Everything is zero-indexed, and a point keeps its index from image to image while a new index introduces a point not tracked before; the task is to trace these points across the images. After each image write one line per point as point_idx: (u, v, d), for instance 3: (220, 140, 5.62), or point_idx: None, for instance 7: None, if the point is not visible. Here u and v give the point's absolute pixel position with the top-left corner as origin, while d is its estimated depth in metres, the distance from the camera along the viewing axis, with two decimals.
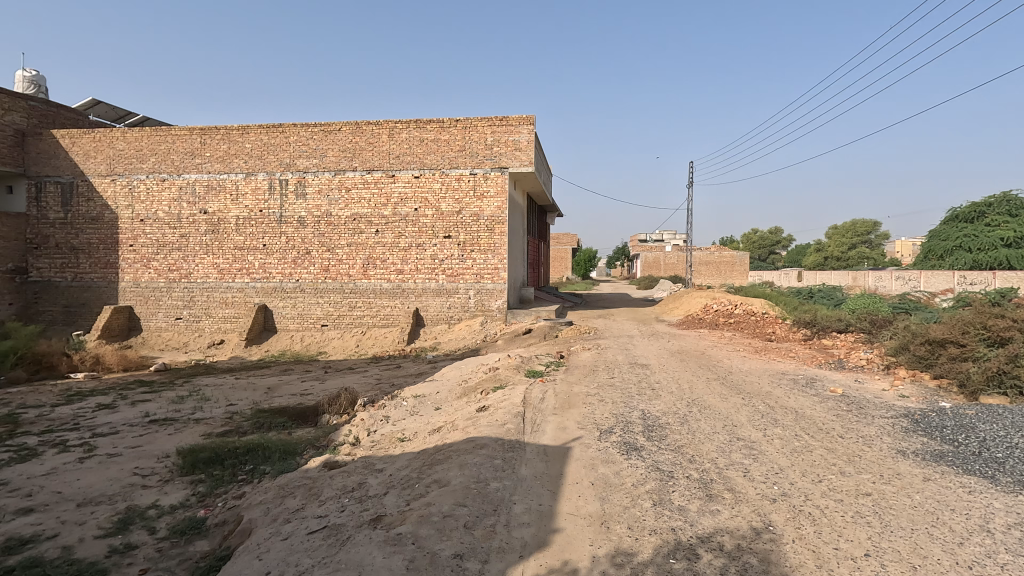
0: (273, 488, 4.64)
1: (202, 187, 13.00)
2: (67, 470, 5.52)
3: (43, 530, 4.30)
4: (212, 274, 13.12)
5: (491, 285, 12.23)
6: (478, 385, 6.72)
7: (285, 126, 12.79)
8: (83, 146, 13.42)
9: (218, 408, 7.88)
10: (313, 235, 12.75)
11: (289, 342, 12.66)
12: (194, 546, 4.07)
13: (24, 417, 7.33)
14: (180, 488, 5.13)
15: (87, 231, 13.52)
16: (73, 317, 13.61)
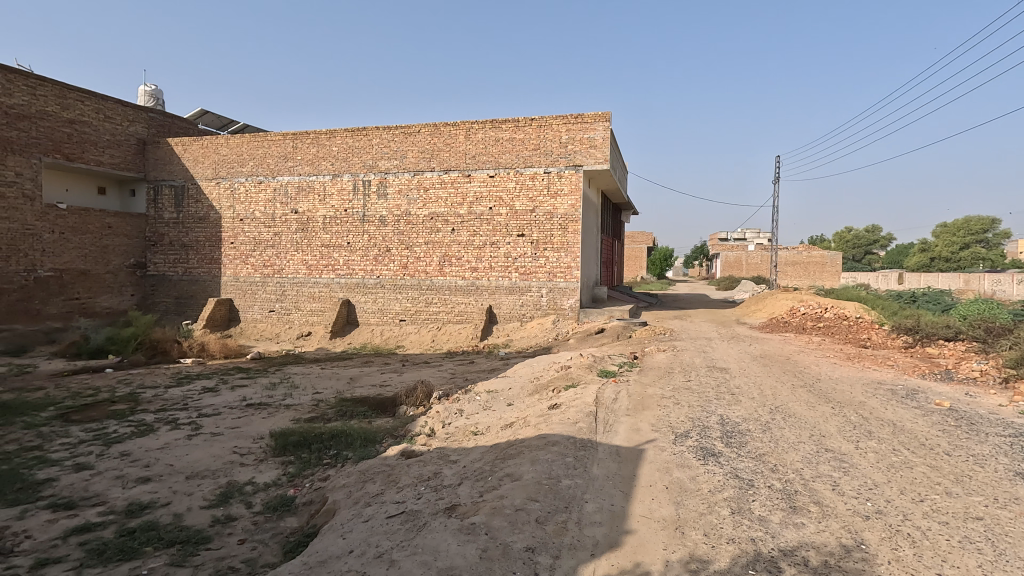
0: (355, 472, 4.91)
1: (294, 189, 13.91)
2: (177, 445, 6.12)
3: (159, 498, 4.81)
4: (302, 270, 14.01)
5: (564, 284, 12.20)
6: (550, 383, 6.73)
7: (369, 130, 13.42)
8: (193, 152, 14.75)
9: (306, 395, 8.42)
10: (393, 234, 13.30)
11: (370, 336, 13.27)
12: (285, 522, 4.39)
13: (143, 396, 8.20)
14: (272, 468, 5.55)
15: (195, 230, 14.85)
16: (183, 308, 15.02)
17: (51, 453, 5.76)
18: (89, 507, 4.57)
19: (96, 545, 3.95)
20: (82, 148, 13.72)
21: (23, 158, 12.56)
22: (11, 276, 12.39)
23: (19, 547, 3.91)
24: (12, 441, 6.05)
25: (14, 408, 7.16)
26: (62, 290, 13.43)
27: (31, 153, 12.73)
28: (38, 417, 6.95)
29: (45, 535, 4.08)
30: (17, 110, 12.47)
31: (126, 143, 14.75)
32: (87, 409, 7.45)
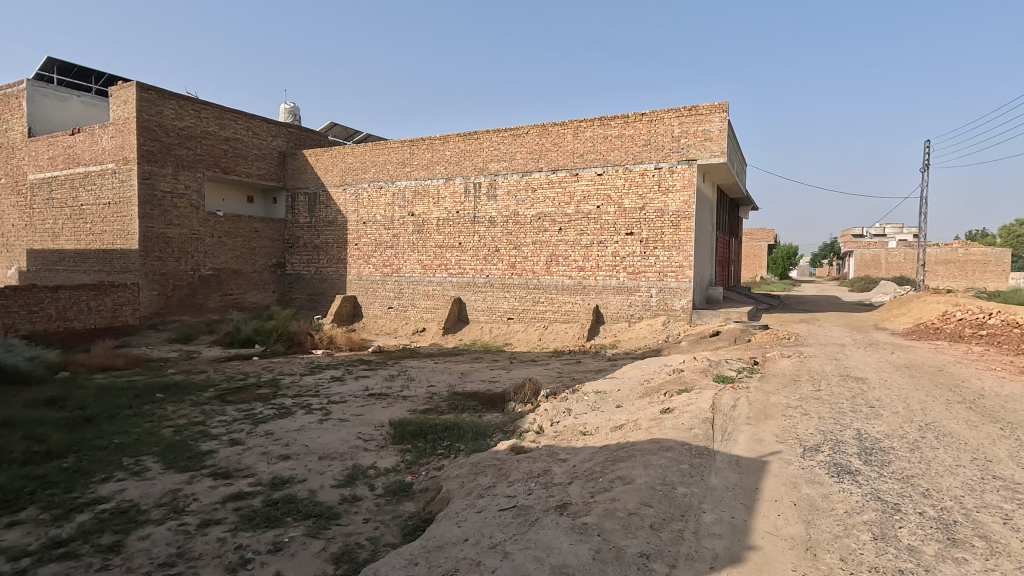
0: (467, 464, 5.10)
1: (411, 193, 14.74)
2: (311, 428, 6.76)
3: (297, 474, 5.34)
4: (417, 269, 14.82)
5: (675, 284, 11.73)
6: (662, 386, 6.52)
7: (480, 134, 13.85)
8: (324, 161, 16.17)
9: (421, 387, 8.92)
10: (502, 234, 13.62)
11: (479, 333, 13.71)
12: (404, 506, 4.68)
13: (283, 382, 9.16)
14: (392, 454, 5.94)
15: (325, 232, 16.28)
16: (315, 304, 16.54)
17: (211, 428, 6.63)
18: (241, 477, 5.20)
19: (247, 511, 4.48)
20: (235, 162, 15.60)
21: (190, 172, 14.56)
22: (181, 274, 14.43)
23: (189, 507, 4.54)
24: (182, 416, 7.05)
25: (184, 388, 8.33)
26: (219, 287, 15.39)
27: (196, 168, 14.72)
28: (202, 396, 8.03)
29: (208, 499, 4.70)
30: (186, 131, 14.47)
31: (269, 156, 16.54)
32: (238, 391, 8.47)
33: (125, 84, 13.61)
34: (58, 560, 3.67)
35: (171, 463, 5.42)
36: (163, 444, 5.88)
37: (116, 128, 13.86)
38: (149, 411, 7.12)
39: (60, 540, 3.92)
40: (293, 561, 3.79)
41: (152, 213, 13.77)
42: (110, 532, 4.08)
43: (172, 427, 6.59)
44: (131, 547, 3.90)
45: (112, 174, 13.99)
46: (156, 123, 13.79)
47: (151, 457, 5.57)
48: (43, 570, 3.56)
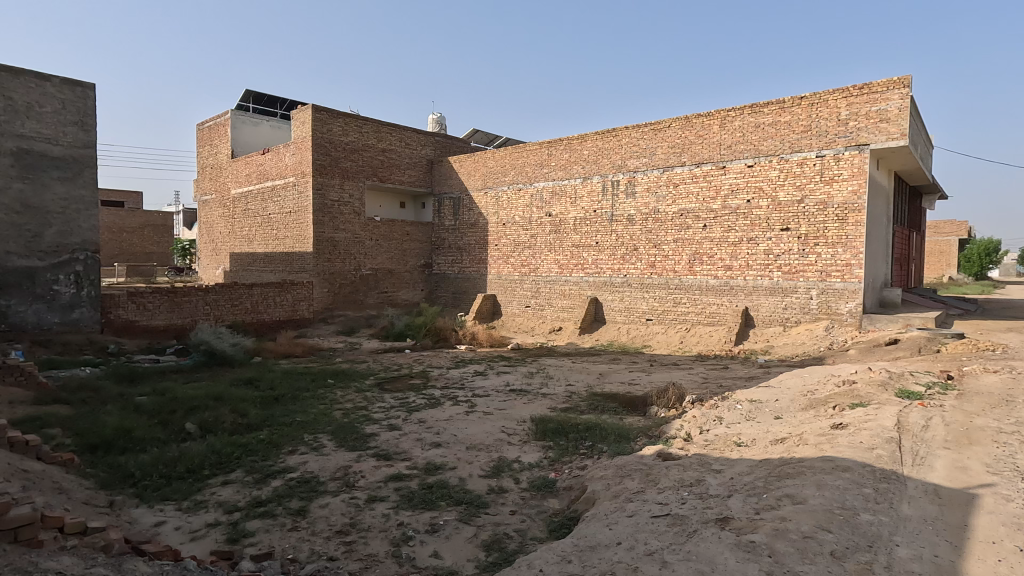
0: (612, 466, 5.02)
1: (549, 193, 14.95)
2: (459, 419, 7.15)
3: (448, 462, 5.67)
4: (554, 269, 14.98)
5: (841, 285, 10.46)
6: (829, 399, 5.84)
7: (618, 131, 13.61)
8: (467, 166, 17.01)
9: (560, 386, 9.00)
10: (641, 232, 13.24)
11: (616, 333, 13.44)
12: (548, 502, 4.75)
13: (432, 374, 9.82)
14: (535, 450, 6.05)
15: (468, 234, 17.14)
16: (458, 302, 17.50)
17: (373, 413, 7.31)
18: (400, 460, 5.66)
19: (407, 492, 4.86)
20: (391, 171, 17.06)
21: (353, 182, 16.25)
22: (345, 274, 16.15)
23: (358, 483, 5.05)
24: (349, 400, 7.87)
25: (350, 376, 9.31)
26: (376, 285, 16.94)
27: (358, 179, 16.37)
28: (364, 384, 8.91)
29: (373, 477, 5.19)
30: (351, 146, 16.16)
31: (419, 164, 17.84)
32: (394, 380, 9.26)
33: (303, 107, 15.57)
34: (261, 517, 4.31)
35: (342, 442, 6.07)
36: (335, 425, 6.62)
37: (296, 147, 15.92)
38: (323, 394, 8.05)
39: (261, 500, 4.60)
40: (448, 544, 4.02)
41: (323, 219, 15.63)
42: (297, 498, 4.68)
43: (341, 409, 7.40)
44: (314, 513, 4.43)
45: (293, 187, 16.11)
46: (327, 140, 15.58)
47: (326, 436, 6.29)
48: (250, 524, 4.19)
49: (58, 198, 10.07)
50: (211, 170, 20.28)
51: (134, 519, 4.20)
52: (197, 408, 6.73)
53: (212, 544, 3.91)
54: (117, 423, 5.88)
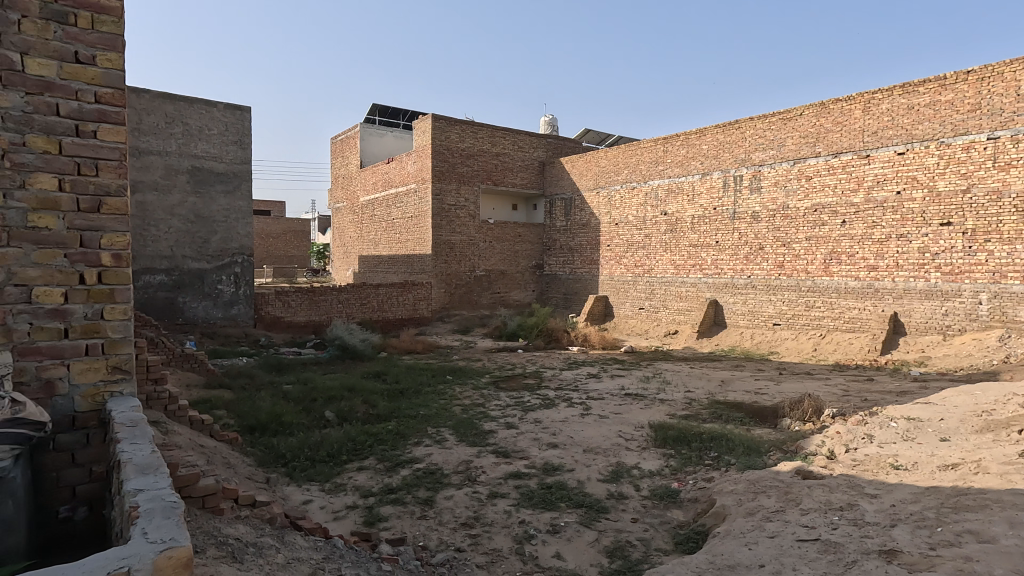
0: (743, 480, 4.68)
1: (664, 191, 14.41)
2: (574, 421, 7.05)
3: (565, 463, 5.60)
4: (670, 270, 14.40)
5: (1021, 288, 8.92)
6: (1012, 423, 4.99)
7: (742, 122, 12.78)
8: (579, 167, 16.90)
9: (679, 392, 8.61)
10: (768, 230, 12.30)
11: (739, 338, 12.57)
12: (672, 514, 4.54)
13: (545, 374, 9.86)
14: (655, 457, 5.79)
15: (580, 235, 17.03)
16: (569, 303, 17.45)
17: (490, 410, 7.48)
18: (518, 458, 5.72)
19: (527, 491, 4.90)
20: (504, 174, 17.46)
21: (469, 187, 16.86)
22: (460, 275, 16.78)
23: (479, 478, 5.19)
24: (467, 397, 8.13)
25: (467, 373, 9.64)
26: (489, 286, 17.42)
27: (473, 183, 16.96)
28: (481, 381, 9.17)
29: (493, 473, 5.30)
30: (466, 151, 16.78)
31: (531, 166, 18.06)
32: (509, 379, 9.43)
33: (423, 117, 16.46)
34: (393, 503, 4.58)
35: (463, 437, 6.28)
36: (455, 420, 6.86)
37: (417, 155, 16.87)
38: (443, 390, 8.41)
39: (392, 487, 4.89)
40: (570, 546, 3.98)
41: (441, 223, 16.42)
42: (424, 488, 4.91)
43: (460, 405, 7.66)
44: (440, 504, 4.62)
45: (414, 193, 17.09)
46: (445, 147, 16.33)
47: (448, 430, 6.54)
48: (383, 510, 4.46)
49: (222, 209, 11.56)
50: (342, 179, 22.14)
51: (286, 495, 4.65)
52: (334, 398, 7.36)
53: (351, 525, 4.21)
54: (270, 409, 6.60)
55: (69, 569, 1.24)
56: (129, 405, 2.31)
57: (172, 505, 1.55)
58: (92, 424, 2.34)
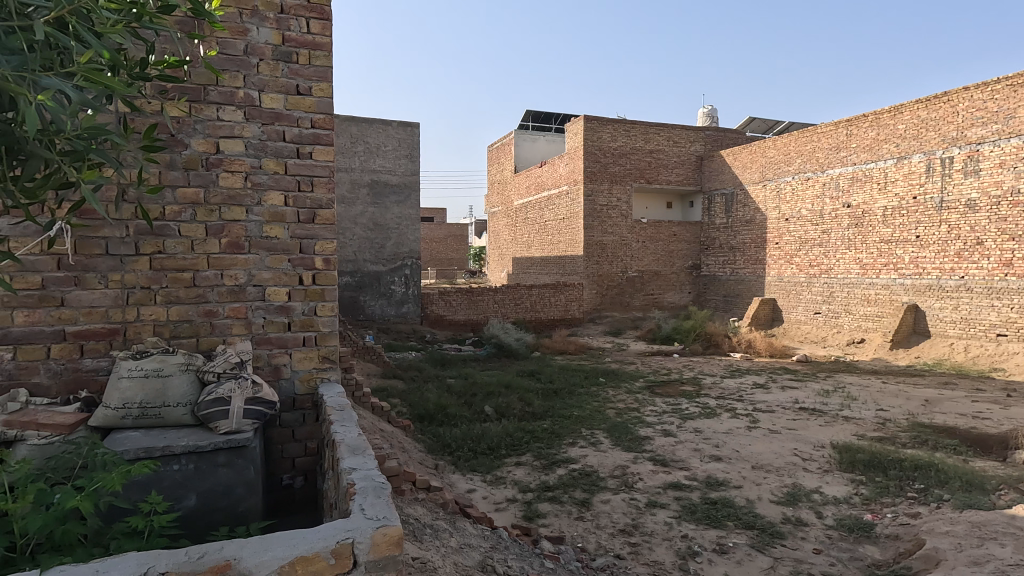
0: (963, 522, 3.87)
1: (847, 180, 12.70)
2: (740, 434, 6.42)
3: (731, 479, 5.07)
4: (854, 270, 12.64)
5: None
6: None
7: (952, 94, 10.75)
8: (743, 159, 15.61)
9: (868, 410, 7.46)
10: (990, 221, 10.15)
11: (948, 351, 10.50)
12: (865, 549, 3.85)
13: (705, 381, 9.24)
14: (841, 483, 5.01)
15: (743, 232, 15.75)
16: (730, 306, 16.22)
17: (645, 416, 7.17)
18: (678, 468, 5.32)
19: (688, 503, 4.51)
20: (658, 171, 16.84)
21: (621, 186, 16.57)
22: (613, 275, 16.63)
23: (637, 484, 4.91)
24: (621, 401, 7.92)
25: (620, 376, 9.44)
26: (642, 287, 16.94)
27: (626, 182, 16.63)
28: (635, 385, 8.90)
29: (652, 482, 4.98)
30: (619, 150, 16.49)
31: (688, 161, 17.16)
32: (665, 385, 9.01)
33: (575, 119, 16.56)
34: (550, 501, 4.57)
35: (618, 441, 6.07)
36: (609, 423, 6.70)
37: (569, 157, 17.03)
38: (596, 392, 8.32)
39: (549, 485, 4.89)
40: (741, 571, 3.60)
41: (593, 224, 16.40)
42: (580, 490, 4.80)
43: (614, 409, 7.49)
44: (597, 507, 4.47)
45: (566, 195, 17.29)
46: (597, 147, 16.24)
47: (603, 433, 6.39)
48: (541, 506, 4.47)
49: (396, 217, 12.86)
50: (498, 185, 23.20)
51: (453, 483, 4.95)
52: (493, 394, 7.69)
53: (512, 517, 4.30)
54: (437, 400, 7.13)
55: (306, 533, 1.44)
56: (336, 391, 2.63)
57: (380, 486, 1.71)
58: (308, 406, 2.71)
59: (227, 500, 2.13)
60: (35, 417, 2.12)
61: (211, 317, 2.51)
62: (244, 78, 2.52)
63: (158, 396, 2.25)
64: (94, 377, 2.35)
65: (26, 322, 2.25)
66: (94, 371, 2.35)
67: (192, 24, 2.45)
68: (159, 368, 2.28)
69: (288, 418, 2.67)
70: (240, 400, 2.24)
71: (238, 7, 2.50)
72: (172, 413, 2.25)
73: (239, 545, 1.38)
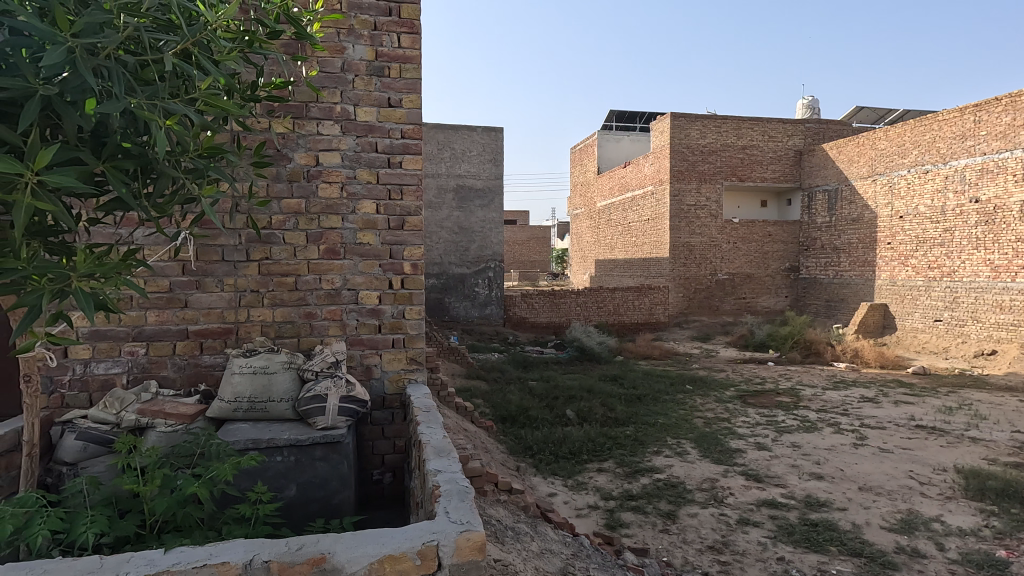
0: None
1: (975, 172, 11.31)
2: (844, 451, 5.90)
3: (834, 500, 4.67)
4: (983, 272, 11.23)
5: None
6: None
7: None
8: (848, 152, 14.38)
9: (1002, 432, 6.57)
10: None
11: None
12: None
13: (804, 393, 8.59)
14: (968, 512, 4.45)
15: (849, 232, 14.50)
16: (833, 311, 14.98)
17: (737, 427, 6.79)
18: (773, 485, 4.98)
19: (784, 523, 4.20)
20: (751, 168, 15.93)
21: (711, 185, 15.85)
22: (701, 278, 15.96)
23: (727, 500, 4.65)
24: (710, 410, 7.55)
25: (709, 384, 9.01)
26: (733, 291, 16.09)
27: (716, 180, 15.88)
28: (725, 394, 8.45)
29: (744, 498, 4.70)
30: (708, 147, 15.79)
31: (785, 156, 16.08)
32: (759, 395, 8.47)
33: (661, 118, 16.07)
34: (633, 511, 4.44)
35: (707, 453, 5.79)
36: (697, 433, 6.41)
37: (654, 157, 16.56)
38: (682, 400, 8.00)
39: (631, 494, 4.75)
40: None
41: (679, 224, 15.84)
42: (665, 501, 4.62)
43: (702, 418, 7.15)
44: (683, 520, 4.28)
45: (651, 195, 16.82)
46: (684, 145, 15.67)
47: (689, 443, 6.13)
48: (624, 515, 4.35)
49: (479, 220, 13.16)
50: (581, 187, 23.03)
51: (534, 485, 4.96)
52: (575, 398, 7.62)
53: (594, 525, 4.22)
54: (518, 403, 7.18)
55: (394, 534, 1.49)
56: (423, 392, 2.72)
57: (464, 490, 1.74)
58: (397, 405, 2.82)
59: (323, 492, 2.27)
60: (162, 407, 2.37)
61: (310, 318, 2.68)
62: (341, 93, 2.68)
63: (264, 391, 2.43)
64: (211, 371, 2.59)
65: (156, 321, 2.52)
66: (212, 367, 2.59)
67: (297, 46, 2.64)
68: (265, 365, 2.47)
69: (379, 416, 2.80)
70: (335, 398, 2.38)
71: (336, 27, 2.66)
72: (276, 407, 2.44)
73: (333, 540, 1.46)
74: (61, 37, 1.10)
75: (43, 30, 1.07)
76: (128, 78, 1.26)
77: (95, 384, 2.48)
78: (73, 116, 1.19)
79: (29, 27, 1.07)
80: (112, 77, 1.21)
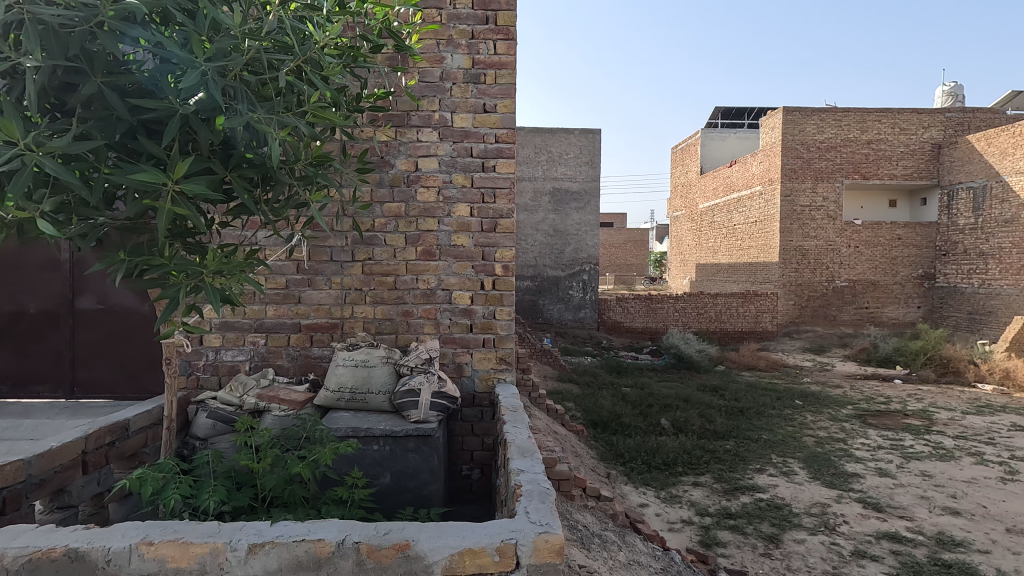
0: None
1: None
2: (987, 485, 5.14)
3: (974, 540, 4.10)
4: None
5: None
6: None
7: None
8: (1001, 144, 12.42)
9: None
10: None
11: None
12: None
13: (938, 416, 7.60)
14: None
15: (1001, 235, 12.61)
16: (978, 325, 13.15)
17: (854, 450, 6.15)
18: (897, 516, 4.46)
19: (909, 560, 3.75)
20: (878, 164, 14.42)
21: (829, 184, 14.56)
22: (815, 284, 14.76)
23: (840, 527, 4.24)
24: (822, 429, 6.91)
25: (822, 400, 8.27)
26: (854, 299, 14.70)
27: (836, 178, 14.52)
28: (842, 412, 7.70)
29: (860, 528, 4.25)
30: (827, 143, 14.49)
31: (920, 150, 14.36)
32: (881, 415, 7.62)
33: (773, 113, 15.04)
34: (731, 530, 4.17)
35: (817, 475, 5.31)
36: (807, 453, 5.89)
37: (763, 154, 15.55)
38: (790, 416, 7.39)
39: (730, 512, 4.46)
40: None
41: (791, 227, 14.75)
42: (768, 523, 4.30)
43: (813, 437, 6.57)
44: (788, 545, 3.95)
45: (759, 196, 15.78)
46: (798, 141, 14.54)
47: (798, 462, 5.66)
48: (721, 534, 4.11)
49: (575, 223, 13.17)
50: (682, 188, 22.18)
51: (624, 494, 4.83)
52: (670, 407, 7.33)
53: (687, 541, 4.02)
54: (610, 409, 7.05)
55: (475, 528, 1.53)
56: (511, 392, 2.76)
57: (545, 492, 1.74)
58: (486, 404, 2.89)
59: (414, 482, 2.38)
60: (277, 393, 2.62)
61: (407, 317, 2.82)
62: (439, 101, 2.80)
63: (364, 383, 2.60)
64: (319, 363, 2.81)
65: (274, 315, 2.79)
66: (320, 358, 2.81)
67: (399, 58, 2.80)
68: (366, 360, 2.63)
69: (468, 414, 2.88)
70: (428, 393, 2.50)
71: (436, 38, 2.79)
72: (373, 399, 2.60)
73: (418, 528, 1.53)
74: (197, 62, 1.25)
75: (183, 56, 1.23)
76: (250, 96, 1.41)
77: (223, 368, 2.79)
78: (205, 131, 1.36)
79: (173, 55, 1.24)
80: (237, 95, 1.36)
